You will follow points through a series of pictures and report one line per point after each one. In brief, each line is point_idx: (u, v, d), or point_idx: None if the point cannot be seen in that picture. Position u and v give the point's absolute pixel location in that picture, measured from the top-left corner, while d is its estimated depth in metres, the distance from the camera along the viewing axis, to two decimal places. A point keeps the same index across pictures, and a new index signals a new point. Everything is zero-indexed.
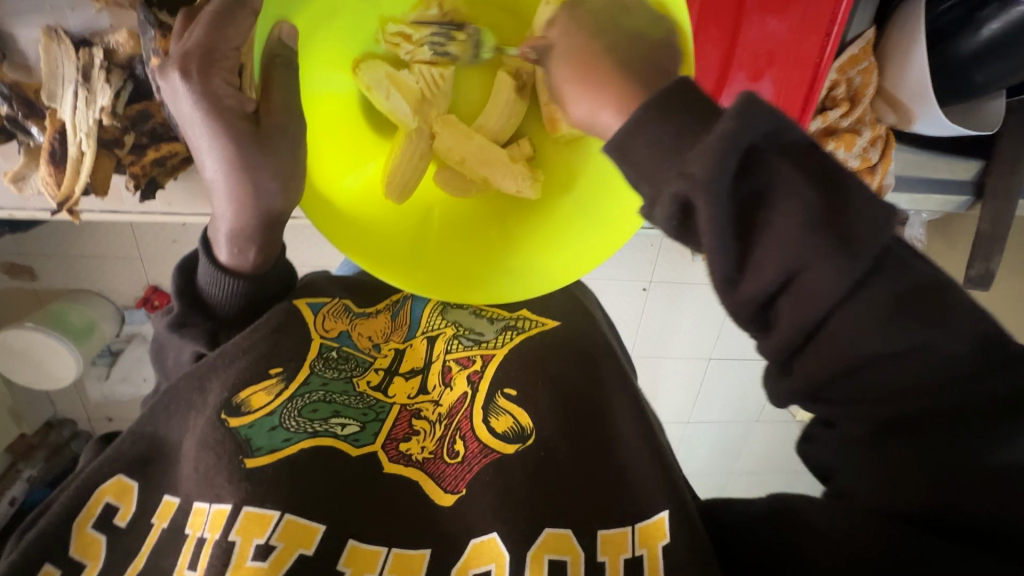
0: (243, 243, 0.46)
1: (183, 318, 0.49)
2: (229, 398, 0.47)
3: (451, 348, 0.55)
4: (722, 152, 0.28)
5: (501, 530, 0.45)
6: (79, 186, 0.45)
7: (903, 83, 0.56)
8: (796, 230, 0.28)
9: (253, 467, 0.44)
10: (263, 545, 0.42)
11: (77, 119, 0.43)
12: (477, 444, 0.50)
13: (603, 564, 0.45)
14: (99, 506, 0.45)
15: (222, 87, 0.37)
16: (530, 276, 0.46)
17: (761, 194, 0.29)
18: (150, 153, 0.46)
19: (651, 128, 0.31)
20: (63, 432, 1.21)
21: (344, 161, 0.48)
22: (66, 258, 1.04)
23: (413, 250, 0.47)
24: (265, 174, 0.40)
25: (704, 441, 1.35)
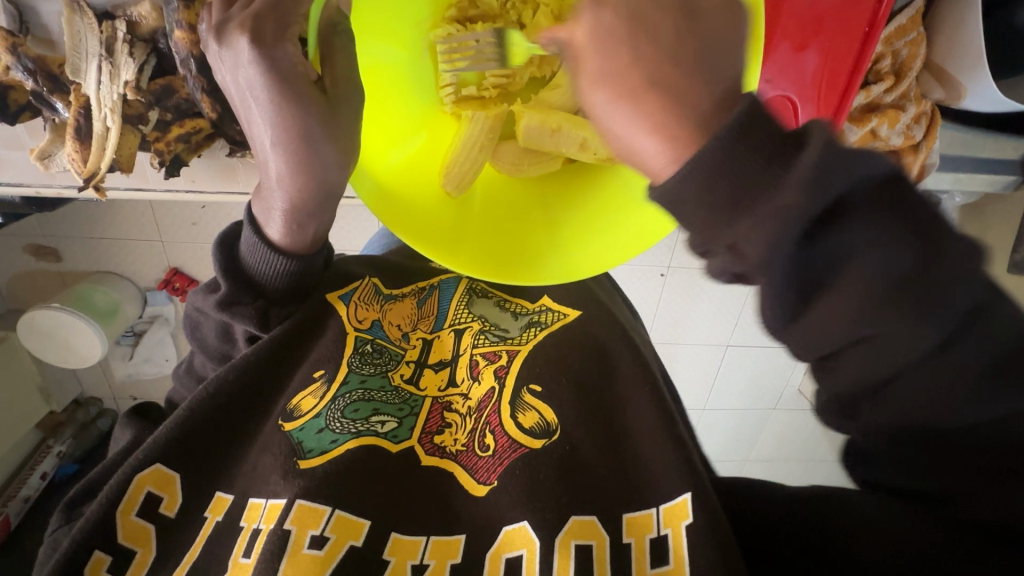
0: (301, 218, 0.43)
1: (231, 297, 0.47)
2: (284, 406, 0.49)
3: (479, 342, 0.55)
4: (784, 227, 0.24)
5: (530, 518, 0.46)
6: (105, 163, 0.45)
7: (952, 54, 0.53)
8: (868, 295, 0.24)
9: (306, 467, 0.46)
10: (318, 536, 0.43)
11: (101, 94, 0.43)
12: (507, 439, 0.50)
13: (629, 546, 0.46)
14: (141, 494, 0.44)
15: (291, 54, 0.36)
16: (584, 259, 0.44)
17: (837, 250, 0.25)
18: (175, 130, 0.45)
19: (699, 179, 0.26)
20: (91, 410, 1.25)
21: (389, 135, 0.46)
22: (87, 240, 1.05)
23: (459, 230, 0.45)
24: (330, 142, 0.38)
25: (720, 427, 1.34)
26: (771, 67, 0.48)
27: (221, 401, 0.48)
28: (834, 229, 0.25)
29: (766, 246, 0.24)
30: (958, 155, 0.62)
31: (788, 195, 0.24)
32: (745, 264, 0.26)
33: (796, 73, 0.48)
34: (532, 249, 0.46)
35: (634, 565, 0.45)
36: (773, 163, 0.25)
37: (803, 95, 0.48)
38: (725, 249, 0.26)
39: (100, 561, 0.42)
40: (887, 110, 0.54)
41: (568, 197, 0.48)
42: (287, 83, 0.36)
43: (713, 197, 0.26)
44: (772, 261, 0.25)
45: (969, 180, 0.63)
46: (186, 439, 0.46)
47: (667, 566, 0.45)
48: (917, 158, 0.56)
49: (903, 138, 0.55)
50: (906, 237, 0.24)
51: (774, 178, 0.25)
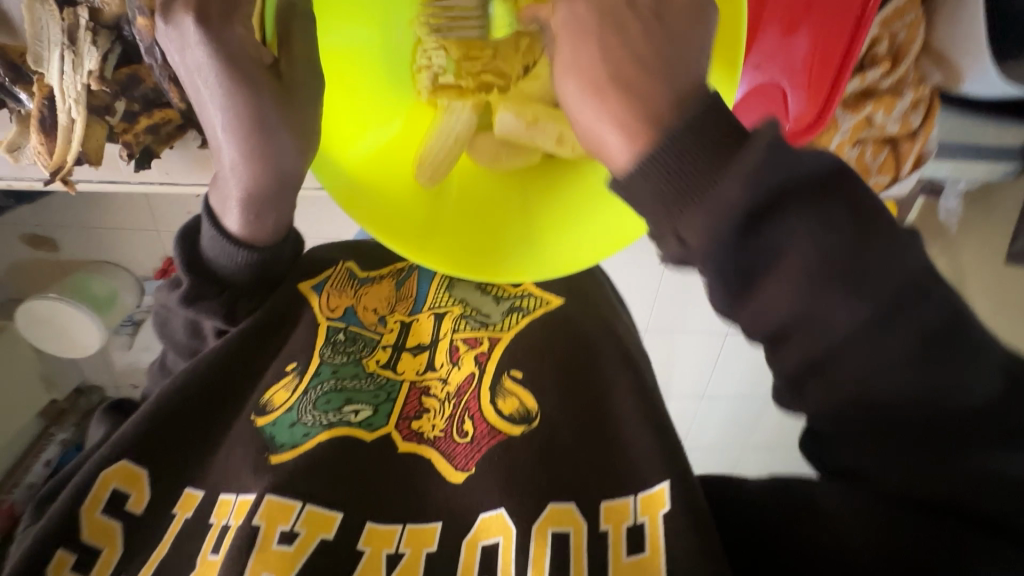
0: (258, 208, 0.42)
1: (195, 293, 0.46)
2: (257, 399, 0.49)
3: (459, 327, 0.54)
4: (716, 220, 0.27)
5: (507, 504, 0.46)
6: (71, 156, 0.44)
7: (951, 38, 0.51)
8: (798, 280, 0.27)
9: (278, 463, 0.46)
10: (288, 531, 0.43)
11: (65, 84, 0.42)
12: (486, 424, 0.49)
13: (606, 533, 0.45)
14: (106, 491, 0.44)
15: (241, 35, 0.35)
16: (558, 255, 0.42)
17: (774, 244, 0.27)
18: (143, 120, 0.45)
19: (654, 176, 0.29)
20: (92, 398, 1.24)
21: (358, 121, 0.45)
22: (81, 229, 1.04)
23: (428, 222, 0.44)
24: (284, 129, 0.38)
25: (718, 415, 1.34)
26: (757, 53, 0.48)
27: (190, 396, 0.48)
28: (770, 224, 0.27)
29: (705, 236, 0.27)
30: (956, 143, 0.60)
31: (728, 189, 0.27)
32: (692, 253, 0.29)
33: (785, 59, 0.47)
34: (505, 244, 0.44)
35: (611, 549, 0.44)
36: (716, 163, 0.28)
37: (794, 82, 0.47)
38: (674, 239, 0.29)
39: (64, 560, 0.41)
40: (883, 95, 0.52)
41: (544, 190, 0.46)
42: (238, 63, 0.35)
43: (664, 190, 0.29)
44: (716, 249, 0.27)
45: (969, 167, 0.62)
46: (153, 434, 0.46)
47: (642, 554, 0.43)
48: (913, 146, 0.54)
49: (899, 125, 0.53)
50: (840, 224, 0.27)
51: (715, 174, 0.28)
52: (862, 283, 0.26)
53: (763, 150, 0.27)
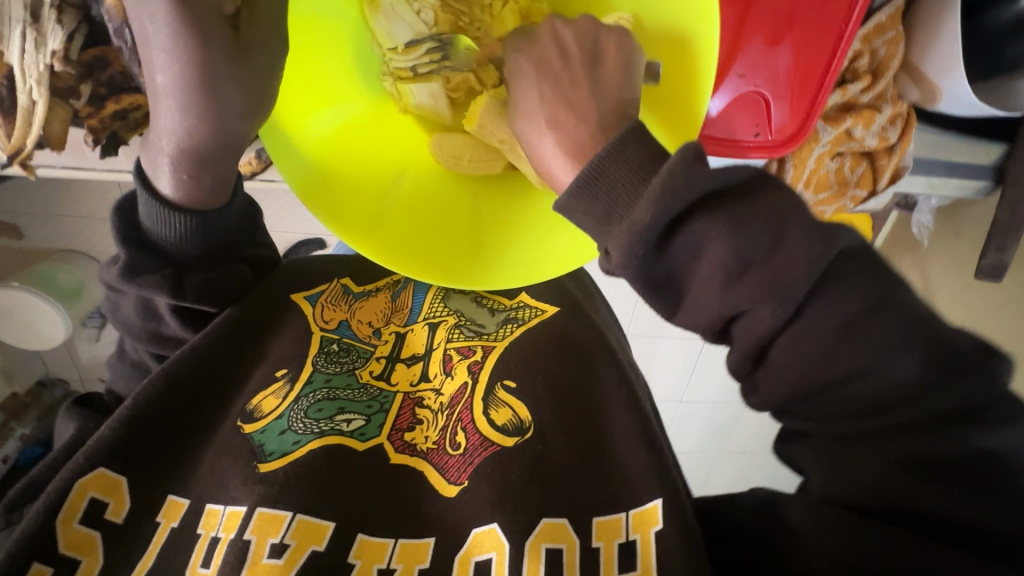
0: (194, 168, 0.40)
1: (134, 266, 0.43)
2: (245, 406, 0.47)
3: (453, 337, 0.53)
4: (636, 235, 0.29)
5: (501, 520, 0.45)
6: (31, 139, 0.42)
7: (929, 54, 0.52)
8: (718, 283, 0.29)
9: (266, 471, 0.45)
10: (277, 543, 0.42)
11: (26, 64, 0.40)
12: (478, 436, 0.49)
13: (598, 550, 0.45)
14: (83, 501, 0.42)
15: None
16: (503, 269, 0.43)
17: (688, 249, 0.30)
18: (111, 105, 0.43)
19: (587, 195, 0.31)
20: (56, 392, 1.19)
21: (324, 95, 0.44)
22: (47, 218, 1.00)
23: (377, 214, 0.44)
24: (235, 87, 0.37)
25: (695, 421, 1.35)
26: (744, 60, 0.47)
27: (168, 389, 0.46)
28: (683, 230, 0.29)
29: (626, 248, 0.29)
30: (930, 159, 0.61)
31: (641, 210, 0.29)
32: (615, 264, 0.31)
33: (768, 70, 0.47)
34: (452, 248, 0.44)
35: (603, 566, 0.44)
36: (633, 183, 0.30)
37: (775, 92, 0.47)
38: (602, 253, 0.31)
39: (41, 572, 0.40)
40: (863, 110, 0.53)
41: (504, 203, 0.47)
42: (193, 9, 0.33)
43: (594, 209, 0.31)
44: (633, 262, 0.30)
45: (941, 183, 0.62)
46: (132, 439, 0.44)
47: (634, 573, 0.44)
48: (890, 160, 0.55)
49: (877, 140, 0.54)
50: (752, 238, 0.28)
51: (633, 197, 0.30)
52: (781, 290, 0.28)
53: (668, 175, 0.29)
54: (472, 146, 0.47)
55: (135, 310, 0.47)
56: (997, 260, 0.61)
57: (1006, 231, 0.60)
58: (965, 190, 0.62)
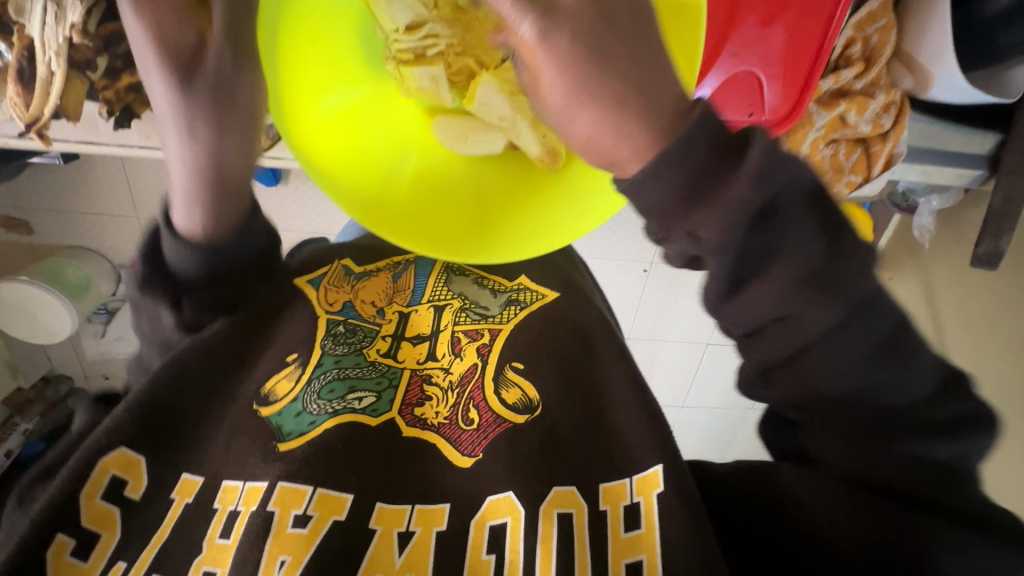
0: (200, 198, 0.45)
1: (147, 281, 0.47)
2: (258, 390, 0.48)
3: (460, 319, 0.54)
4: (730, 223, 0.29)
5: (516, 488, 0.46)
6: (48, 108, 0.45)
7: (919, 42, 0.53)
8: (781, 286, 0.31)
9: (286, 450, 0.45)
10: (301, 514, 0.43)
11: (46, 36, 0.42)
12: (490, 413, 0.49)
13: (605, 513, 0.46)
14: (106, 478, 0.43)
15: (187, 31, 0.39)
16: (508, 243, 0.44)
17: (766, 243, 0.30)
18: (125, 78, 0.45)
19: (666, 176, 0.29)
20: (60, 389, 1.21)
21: (329, 75, 0.45)
22: (59, 213, 1.02)
23: (381, 193, 0.45)
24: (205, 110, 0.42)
25: (696, 424, 1.35)
26: (738, 42, 0.47)
27: (180, 375, 0.47)
28: (772, 223, 0.30)
29: (722, 233, 0.29)
30: (923, 148, 0.61)
31: (739, 191, 0.28)
32: (704, 248, 0.31)
33: (763, 49, 0.47)
34: (457, 223, 0.45)
35: (610, 528, 0.46)
36: (725, 162, 0.29)
37: (768, 73, 0.48)
38: (687, 236, 0.31)
39: (64, 543, 0.40)
40: (857, 95, 0.54)
41: (507, 183, 0.48)
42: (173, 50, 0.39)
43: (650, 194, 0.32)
44: (727, 246, 0.30)
45: (936, 172, 0.62)
46: (148, 424, 0.45)
47: (639, 530, 0.45)
48: (885, 147, 0.56)
49: (871, 126, 0.55)
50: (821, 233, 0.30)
51: (728, 174, 0.29)
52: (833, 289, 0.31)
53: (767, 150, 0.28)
54: (474, 125, 0.48)
55: (147, 325, 0.50)
56: (992, 249, 0.62)
57: (999, 221, 0.61)
58: (962, 178, 0.62)
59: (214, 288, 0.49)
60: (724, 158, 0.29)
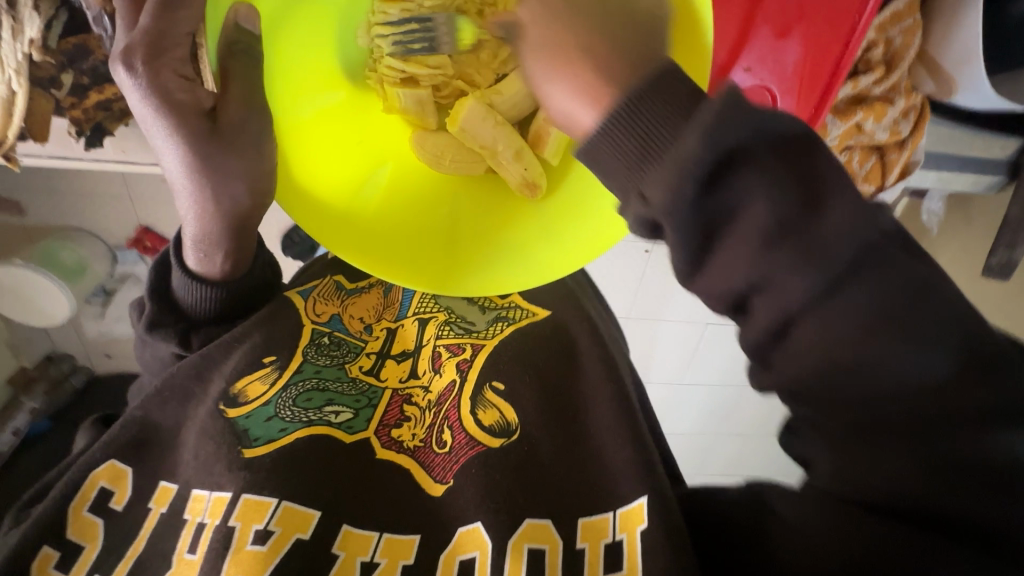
0: (209, 247, 0.46)
1: (154, 318, 0.48)
2: (226, 388, 0.46)
3: (443, 333, 0.53)
4: (678, 178, 0.25)
5: (485, 518, 0.44)
6: (11, 130, 0.44)
7: (947, 45, 0.50)
8: (754, 250, 0.25)
9: (251, 456, 0.44)
10: (262, 530, 0.41)
11: (5, 53, 0.41)
12: (464, 435, 0.48)
13: (582, 551, 0.43)
14: (94, 490, 0.44)
15: (172, 81, 0.38)
16: (478, 276, 0.43)
17: (730, 206, 0.26)
18: (93, 95, 0.44)
19: (617, 137, 0.28)
20: (63, 367, 1.19)
21: (308, 83, 0.44)
22: (48, 195, 0.99)
23: (350, 209, 0.43)
24: (229, 170, 0.42)
25: (695, 403, 1.35)
26: (749, 58, 0.46)
27: (166, 395, 0.48)
28: (726, 176, 0.25)
29: (669, 191, 0.25)
30: (940, 153, 0.60)
31: (690, 139, 0.25)
32: (655, 211, 0.27)
33: (776, 64, 0.45)
34: (428, 248, 0.44)
35: (587, 568, 0.43)
36: (676, 117, 0.27)
37: (783, 87, 0.46)
38: (638, 198, 0.27)
39: (48, 556, 0.41)
40: (875, 103, 0.51)
41: (483, 210, 0.46)
42: (177, 107, 0.38)
43: (624, 149, 0.28)
44: (676, 208, 0.26)
45: (953, 179, 0.60)
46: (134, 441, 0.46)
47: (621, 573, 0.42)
48: (902, 155, 0.53)
49: (889, 133, 0.52)
50: (795, 188, 0.25)
51: (671, 129, 0.27)
52: (821, 251, 0.25)
53: (724, 101, 0.25)
54: (457, 150, 0.46)
55: (156, 356, 0.52)
56: (1006, 259, 0.60)
57: (1018, 230, 0.58)
58: (979, 184, 0.60)
59: (222, 325, 0.51)
60: (685, 106, 0.27)
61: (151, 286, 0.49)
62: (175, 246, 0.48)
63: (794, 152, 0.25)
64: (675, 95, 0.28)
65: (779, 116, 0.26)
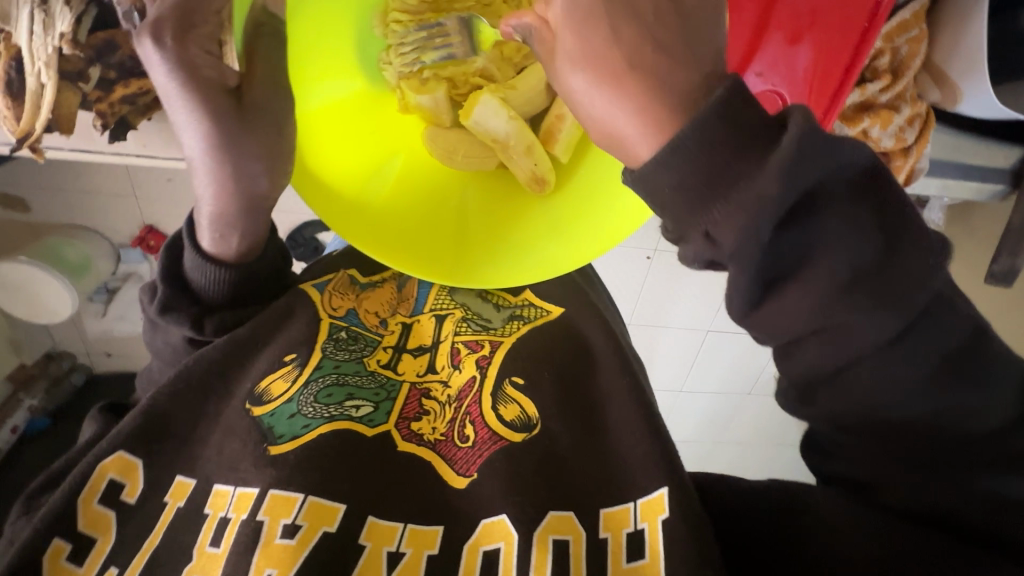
0: (225, 229, 0.45)
1: (167, 302, 0.48)
2: (252, 390, 0.47)
3: (460, 330, 0.53)
4: (758, 220, 0.25)
5: (511, 511, 0.44)
6: (39, 123, 0.45)
7: (953, 54, 0.51)
8: (826, 291, 0.27)
9: (277, 454, 0.45)
10: (290, 524, 0.42)
11: (35, 46, 0.43)
12: (488, 431, 0.49)
13: (605, 541, 0.44)
14: (104, 482, 0.43)
15: (197, 56, 0.38)
16: (485, 269, 0.43)
17: (802, 243, 0.27)
18: (119, 90, 0.45)
19: (676, 165, 0.27)
20: (63, 363, 1.19)
21: (325, 73, 0.45)
22: (56, 192, 1.00)
23: (359, 199, 0.44)
24: (252, 155, 0.42)
25: (694, 409, 1.35)
26: (762, 61, 0.46)
27: (182, 387, 0.47)
28: (807, 221, 0.26)
29: (740, 235, 0.25)
30: (946, 160, 0.60)
31: (765, 184, 0.25)
32: (721, 252, 0.27)
33: (787, 69, 0.46)
34: (436, 240, 0.45)
35: (612, 555, 0.43)
36: (753, 156, 0.26)
37: (793, 91, 0.46)
38: (702, 237, 0.27)
39: (60, 548, 0.41)
40: (882, 109, 0.52)
41: (491, 204, 0.47)
42: (201, 84, 0.39)
43: (689, 182, 0.27)
44: (745, 252, 0.26)
45: (959, 186, 0.61)
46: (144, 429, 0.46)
47: (643, 560, 0.42)
48: (906, 162, 0.54)
49: (894, 140, 0.53)
50: (870, 227, 0.27)
51: (737, 177, 0.26)
52: (889, 296, 0.27)
53: (803, 134, 0.25)
54: (466, 143, 0.47)
55: (168, 343, 0.51)
56: (1010, 266, 0.61)
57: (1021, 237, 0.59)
58: (981, 192, 0.61)
59: (235, 309, 0.50)
60: (750, 144, 0.26)
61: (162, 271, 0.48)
62: (188, 227, 0.48)
63: (862, 190, 0.27)
64: (747, 129, 0.26)
65: (853, 149, 0.27)
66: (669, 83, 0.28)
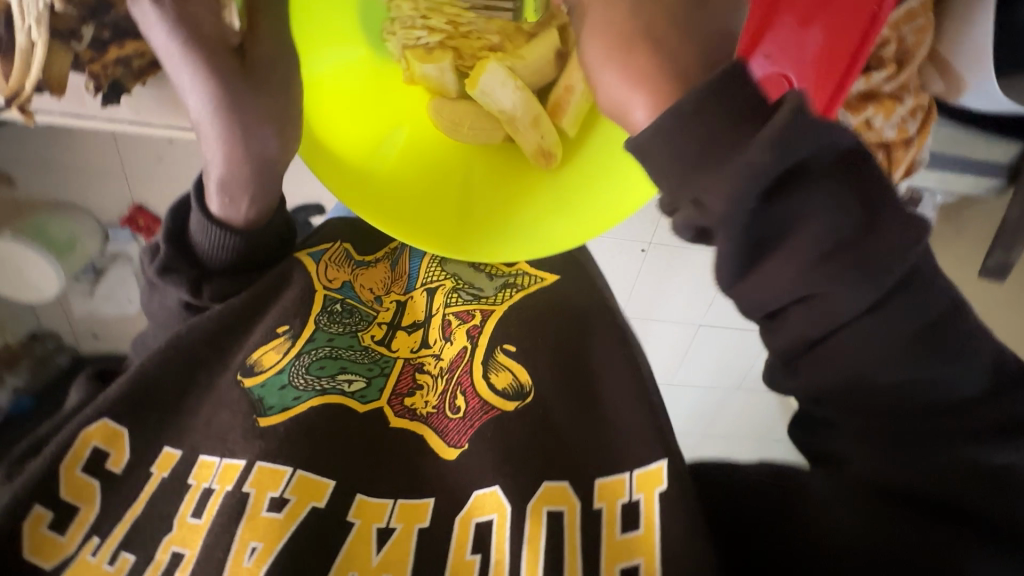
0: (233, 192, 0.45)
1: (168, 263, 0.48)
2: (244, 359, 0.47)
3: (451, 301, 0.53)
4: (747, 184, 0.25)
5: (501, 483, 0.44)
6: (31, 83, 0.43)
7: (958, 46, 0.51)
8: (804, 262, 0.27)
9: (266, 425, 0.44)
10: (277, 498, 0.42)
11: (24, 3, 0.40)
12: (477, 400, 0.48)
13: (600, 511, 0.44)
14: (87, 449, 0.43)
15: (200, 16, 0.37)
16: (493, 241, 0.42)
17: (786, 220, 0.27)
18: (113, 51, 0.44)
19: (681, 134, 0.27)
20: (48, 344, 1.17)
21: (327, 42, 0.45)
22: (42, 165, 0.97)
23: (364, 172, 0.43)
24: (263, 122, 0.42)
25: (683, 402, 1.36)
26: (771, 42, 0.47)
27: (174, 357, 0.47)
28: (795, 192, 0.27)
29: (731, 202, 0.26)
30: (947, 154, 0.61)
31: (755, 156, 0.25)
32: (708, 218, 0.27)
33: (796, 51, 0.47)
34: (442, 215, 0.44)
35: (605, 527, 0.43)
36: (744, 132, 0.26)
37: (800, 75, 0.47)
38: (692, 204, 0.27)
39: (41, 515, 0.41)
40: (885, 100, 0.52)
41: (497, 179, 0.46)
42: (206, 46, 0.38)
43: (685, 152, 0.27)
44: (735, 218, 0.26)
45: (956, 180, 0.62)
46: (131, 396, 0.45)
47: (637, 532, 0.42)
48: (906, 154, 0.54)
49: (896, 132, 0.53)
50: (848, 205, 0.27)
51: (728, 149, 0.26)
52: (866, 270, 0.27)
53: (794, 113, 0.25)
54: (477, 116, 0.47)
55: (163, 305, 0.51)
56: (1001, 262, 0.61)
57: (1014, 233, 0.59)
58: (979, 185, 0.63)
59: (233, 277, 0.51)
60: (742, 120, 0.26)
61: (166, 230, 0.48)
62: (198, 188, 0.48)
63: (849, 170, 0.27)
64: (742, 102, 0.27)
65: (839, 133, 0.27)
66: (680, 50, 0.28)
